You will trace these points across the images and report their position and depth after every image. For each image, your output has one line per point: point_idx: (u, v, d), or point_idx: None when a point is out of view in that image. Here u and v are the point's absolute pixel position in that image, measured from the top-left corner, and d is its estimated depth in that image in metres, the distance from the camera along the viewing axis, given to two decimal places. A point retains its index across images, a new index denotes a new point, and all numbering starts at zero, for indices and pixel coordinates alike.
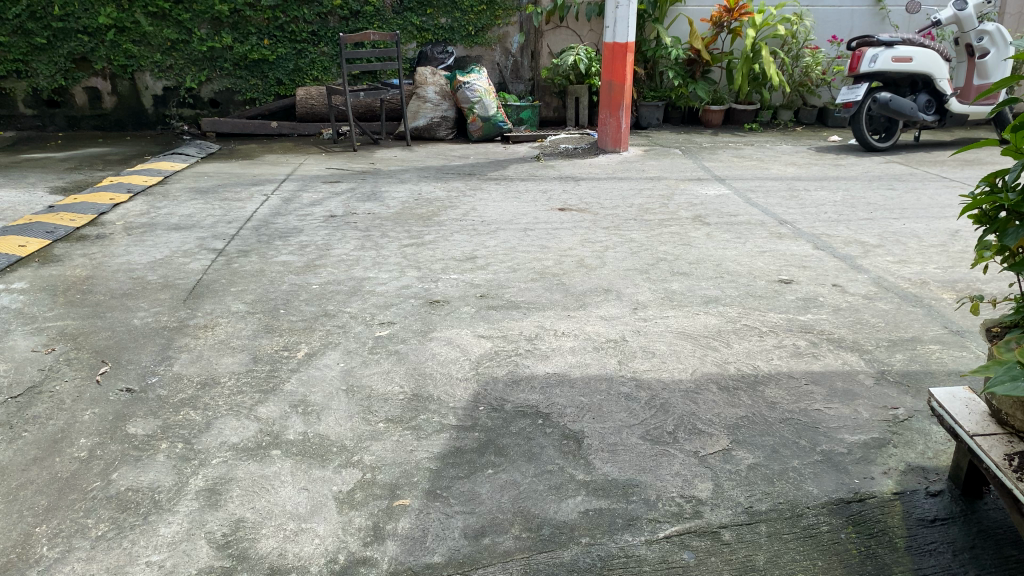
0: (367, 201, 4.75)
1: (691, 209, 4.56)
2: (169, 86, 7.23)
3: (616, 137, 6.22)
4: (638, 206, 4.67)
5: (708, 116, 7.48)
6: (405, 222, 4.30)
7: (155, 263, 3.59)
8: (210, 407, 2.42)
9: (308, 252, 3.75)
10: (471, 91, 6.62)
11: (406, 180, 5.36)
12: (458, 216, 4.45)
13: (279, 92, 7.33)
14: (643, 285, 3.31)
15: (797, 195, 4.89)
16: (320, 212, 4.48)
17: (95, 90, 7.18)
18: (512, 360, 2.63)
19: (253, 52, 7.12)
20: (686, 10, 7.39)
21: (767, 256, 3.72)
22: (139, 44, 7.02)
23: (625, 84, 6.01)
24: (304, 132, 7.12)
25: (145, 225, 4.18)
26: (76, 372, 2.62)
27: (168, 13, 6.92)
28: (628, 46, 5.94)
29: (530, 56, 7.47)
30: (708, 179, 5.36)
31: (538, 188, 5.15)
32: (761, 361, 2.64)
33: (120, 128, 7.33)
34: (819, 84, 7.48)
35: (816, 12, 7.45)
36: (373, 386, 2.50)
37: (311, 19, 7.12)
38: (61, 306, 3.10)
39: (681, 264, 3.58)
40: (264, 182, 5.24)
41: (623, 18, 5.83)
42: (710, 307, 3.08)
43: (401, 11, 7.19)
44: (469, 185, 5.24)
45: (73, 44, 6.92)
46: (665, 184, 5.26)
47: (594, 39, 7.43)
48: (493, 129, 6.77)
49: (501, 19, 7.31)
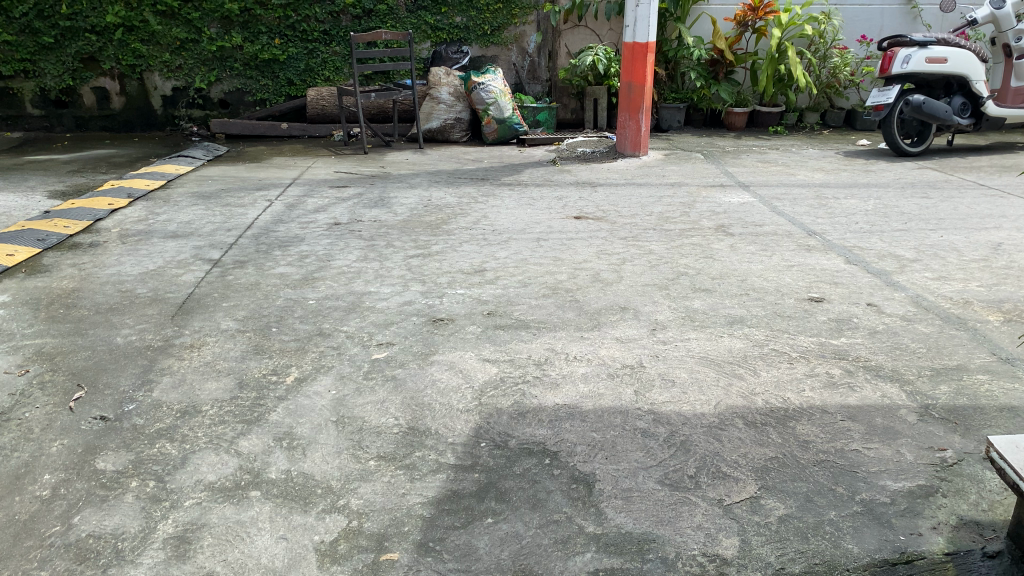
0: (374, 207, 4.56)
1: (713, 218, 4.33)
2: (178, 87, 7.06)
3: (635, 140, 5.98)
4: (658, 214, 4.44)
5: (731, 118, 7.19)
6: (412, 230, 4.10)
7: (146, 274, 3.40)
8: (187, 439, 2.22)
9: (307, 264, 3.55)
10: (486, 93, 6.41)
11: (417, 185, 5.16)
12: (468, 224, 4.24)
13: (290, 93, 7.14)
14: (663, 303, 3.09)
15: (826, 204, 4.64)
16: (324, 219, 4.28)
17: (104, 90, 7.03)
18: (518, 389, 2.41)
19: (263, 52, 6.95)
20: (709, 8, 7.14)
21: (796, 271, 3.48)
22: (147, 44, 6.87)
23: (645, 85, 5.78)
24: (315, 133, 6.94)
25: (141, 233, 4.01)
26: (49, 398, 2.43)
27: (177, 11, 6.77)
28: (649, 46, 5.70)
29: (548, 56, 7.25)
30: (732, 186, 5.11)
31: (553, 194, 4.92)
32: (792, 393, 2.40)
33: (129, 129, 7.18)
34: (847, 86, 7.19)
35: (845, 10, 7.16)
36: (366, 417, 2.30)
37: (322, 18, 6.92)
38: (41, 322, 2.91)
39: (704, 279, 3.36)
40: (269, 187, 5.05)
41: (643, 17, 5.60)
42: (734, 328, 2.85)
43: (414, 10, 7.00)
44: (481, 190, 5.03)
45: (81, 43, 6.79)
46: (686, 190, 5.02)
47: (613, 38, 7.21)
48: (508, 131, 6.57)
49: (518, 18, 7.10)
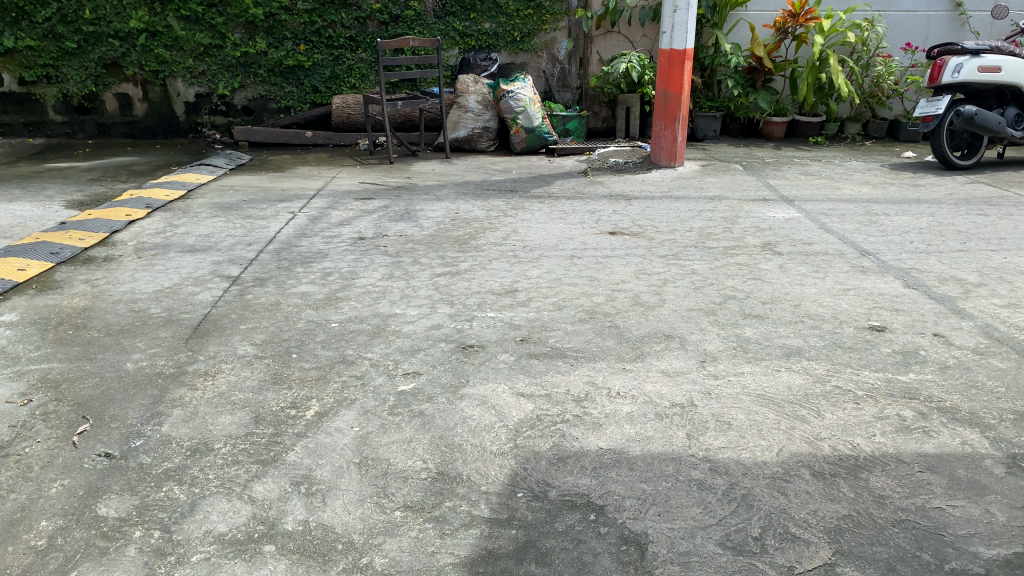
0: (400, 220, 4.37)
1: (758, 235, 4.11)
2: (201, 93, 6.94)
3: (671, 151, 5.76)
4: (699, 230, 4.21)
5: (768, 128, 6.95)
6: (440, 246, 3.91)
7: (161, 292, 3.23)
8: (198, 482, 2.03)
9: (330, 282, 3.37)
10: (516, 101, 6.21)
11: (444, 197, 4.97)
12: (498, 239, 4.04)
13: (315, 100, 6.99)
14: (711, 331, 2.87)
15: (875, 221, 4.39)
16: (348, 233, 4.10)
17: (127, 96, 6.92)
18: (558, 430, 2.19)
19: (288, 58, 6.80)
20: (747, 14, 6.89)
21: (851, 295, 3.25)
22: (171, 49, 6.75)
23: (682, 94, 5.56)
24: (340, 142, 6.80)
25: (158, 247, 3.84)
26: (52, 431, 2.25)
27: (201, 16, 6.65)
28: (686, 53, 5.48)
29: (579, 63, 7.04)
30: (775, 200, 4.87)
31: (587, 207, 4.71)
32: (861, 439, 2.18)
33: (151, 136, 7.05)
34: (890, 95, 6.92)
35: (888, 17, 6.91)
36: (391, 460, 2.10)
37: (349, 24, 6.76)
38: (49, 345, 2.74)
39: (753, 304, 3.14)
40: (292, 198, 4.89)
41: (681, 23, 5.39)
42: (789, 362, 2.63)
43: (443, 16, 6.82)
44: (511, 203, 4.83)
45: (104, 49, 6.68)
46: (727, 204, 4.78)
47: (647, 45, 6.99)
48: (537, 140, 6.37)
49: (548, 24, 6.90)
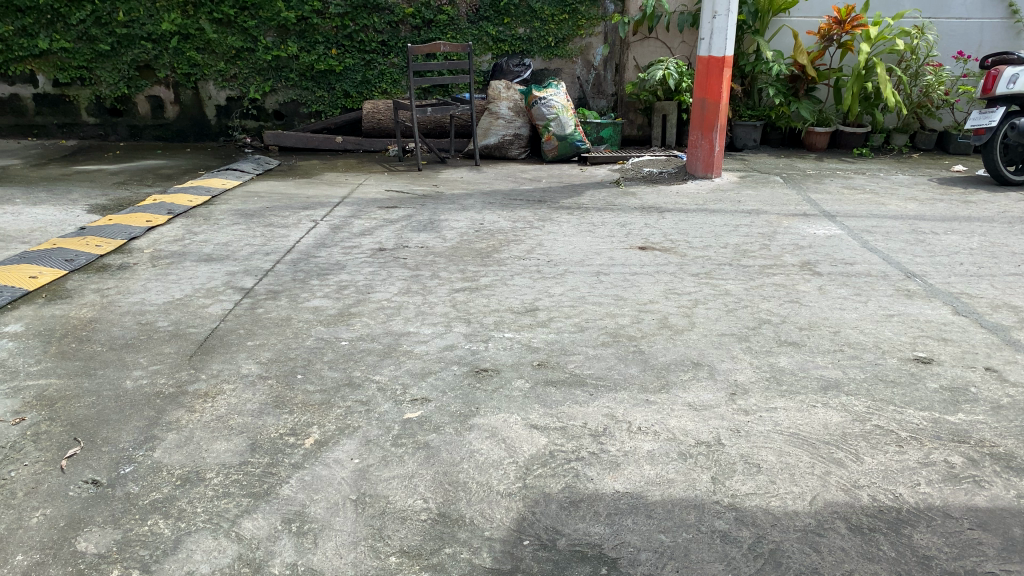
0: (422, 231, 4.25)
1: (797, 253, 3.91)
2: (232, 97, 6.90)
3: (707, 161, 5.55)
4: (734, 246, 4.02)
5: (811, 138, 6.70)
6: (461, 259, 3.77)
7: (171, 304, 3.13)
8: (185, 516, 1.91)
9: (345, 296, 3.25)
10: (548, 107, 6.06)
11: (471, 206, 4.84)
12: (523, 253, 3.89)
13: (346, 105, 6.91)
14: (744, 360, 2.69)
15: (922, 240, 4.16)
16: (368, 244, 3.98)
17: (158, 99, 6.91)
18: (571, 470, 2.03)
19: (320, 62, 6.73)
20: (791, 21, 6.66)
21: (895, 322, 3.04)
22: (203, 52, 6.73)
23: (720, 102, 5.36)
24: (369, 148, 6.67)
25: (174, 256, 3.76)
26: (41, 454, 2.15)
27: (233, 19, 6.61)
28: (725, 60, 5.28)
29: (614, 69, 6.87)
30: (816, 215, 4.66)
31: (617, 220, 4.54)
32: (904, 488, 1.98)
33: (182, 139, 7.03)
34: (940, 105, 6.64)
35: (939, 25, 6.63)
36: (390, 497, 1.95)
37: (381, 28, 6.68)
38: (50, 359, 2.65)
39: (789, 330, 2.95)
40: (315, 205, 4.79)
41: (720, 29, 5.20)
42: (826, 397, 2.44)
43: (476, 21, 6.69)
44: (539, 214, 4.68)
45: (137, 51, 6.68)
46: (765, 218, 4.58)
47: (686, 51, 6.78)
48: (569, 148, 6.21)
49: (583, 30, 6.75)
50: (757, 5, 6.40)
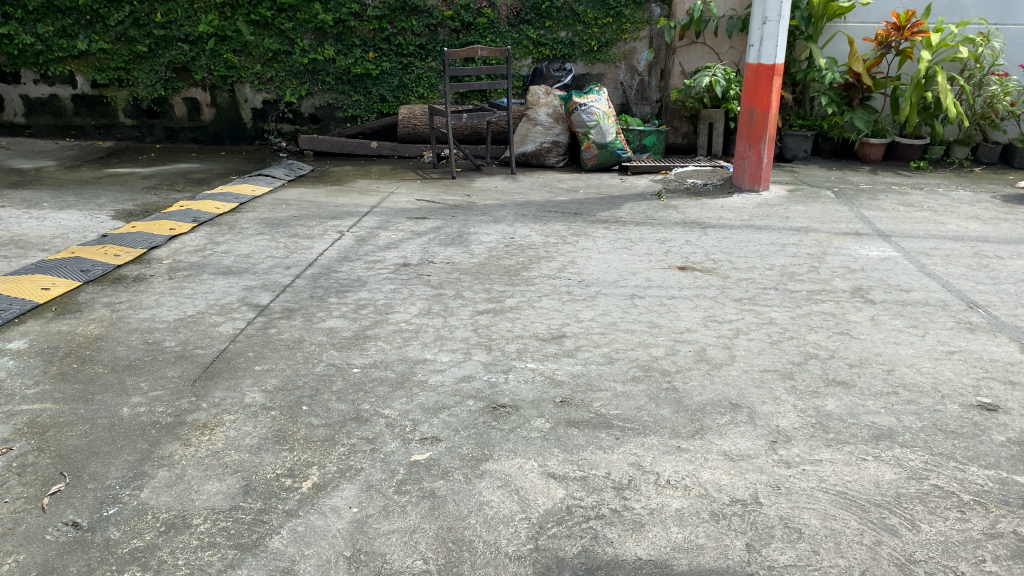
0: (450, 245, 4.08)
1: (848, 277, 3.65)
2: (268, 99, 6.81)
3: (755, 174, 5.31)
4: (780, 268, 3.78)
5: (865, 150, 6.39)
6: (488, 277, 3.59)
7: (182, 322, 3.00)
8: (164, 569, 1.74)
9: (362, 316, 3.08)
10: (588, 114, 5.85)
11: (503, 219, 4.65)
12: (553, 271, 3.69)
13: (382, 109, 6.78)
14: (787, 402, 2.46)
15: (985, 265, 3.87)
16: (393, 258, 3.82)
17: (195, 101, 6.85)
18: (590, 530, 1.83)
19: (356, 65, 6.61)
20: (846, 26, 6.36)
21: (956, 360, 2.79)
22: (240, 54, 6.65)
23: (769, 112, 5.11)
24: (404, 153, 6.54)
25: (193, 267, 3.63)
26: (23, 489, 2.01)
27: (270, 21, 6.52)
28: (776, 69, 5.03)
29: (659, 75, 6.63)
30: (869, 235, 4.39)
31: (655, 236, 4.32)
32: (967, 565, 1.74)
33: (218, 142, 6.97)
34: (1005, 116, 6.28)
35: (1006, 32, 6.25)
36: (388, 555, 1.77)
37: (419, 32, 6.53)
38: (48, 381, 2.53)
39: (838, 367, 2.72)
40: (343, 215, 4.65)
41: (771, 36, 4.95)
42: (878, 449, 2.20)
43: (516, 24, 6.51)
44: (574, 228, 4.48)
45: (174, 53, 6.63)
46: (814, 237, 4.32)
47: (734, 57, 6.52)
48: (610, 156, 5.99)
49: (628, 34, 6.52)
50: (811, 9, 6.12)
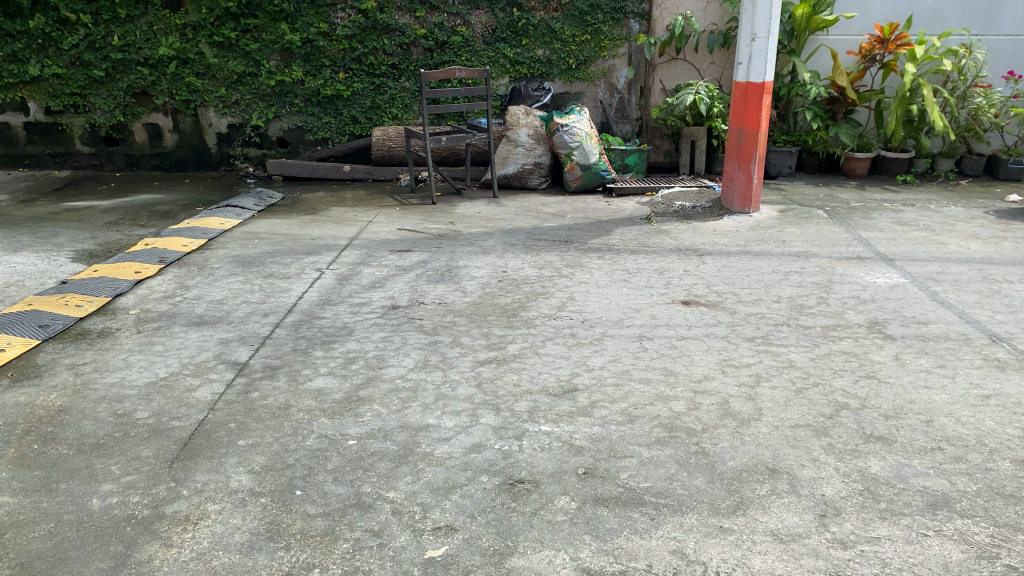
0: (439, 282, 3.83)
1: (862, 309, 3.48)
2: (234, 123, 6.51)
3: (745, 195, 5.13)
4: (789, 300, 3.60)
5: (850, 164, 6.27)
6: (485, 318, 3.35)
7: (155, 386, 2.72)
8: None
9: (353, 372, 2.83)
10: (570, 135, 5.66)
11: (491, 249, 4.42)
12: (552, 310, 3.47)
13: (354, 131, 6.51)
14: (829, 465, 2.26)
15: (997, 290, 3.73)
16: (379, 300, 3.56)
17: (156, 127, 6.53)
18: None
19: (326, 87, 6.34)
20: (828, 40, 6.24)
21: (995, 405, 2.61)
22: (203, 77, 6.36)
23: (759, 131, 4.95)
24: (379, 176, 6.30)
25: (162, 318, 3.35)
26: None
27: (235, 43, 6.24)
28: (765, 87, 4.87)
29: (639, 93, 6.47)
30: (872, 259, 4.23)
31: (653, 266, 4.11)
32: None
33: (181, 169, 6.65)
34: (989, 128, 6.21)
35: (987, 43, 6.19)
36: None
37: (391, 51, 6.29)
38: (4, 467, 2.24)
39: (873, 418, 2.53)
40: (320, 249, 4.38)
41: (759, 53, 4.80)
42: (937, 521, 2.01)
43: (492, 42, 6.30)
44: (567, 258, 4.26)
45: (133, 77, 6.31)
46: (816, 263, 4.16)
47: (715, 73, 6.38)
48: (593, 178, 5.80)
49: (606, 51, 6.34)
50: (794, 23, 5.99)
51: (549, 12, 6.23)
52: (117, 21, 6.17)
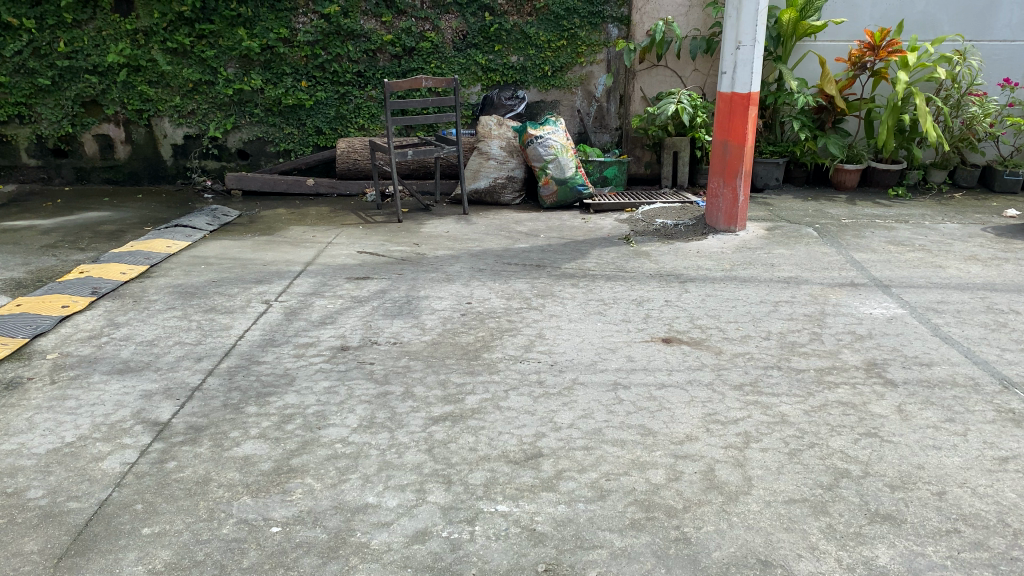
0: (397, 316, 3.49)
1: (858, 349, 3.17)
2: (190, 135, 6.14)
3: (731, 213, 4.82)
4: (779, 337, 3.29)
5: (840, 176, 5.97)
6: (443, 362, 3.01)
7: (58, 454, 2.37)
8: None
9: (288, 434, 2.49)
10: (545, 147, 5.35)
11: (456, 277, 4.08)
12: (519, 350, 3.14)
13: (318, 142, 6.16)
14: (831, 555, 1.94)
15: (1003, 323, 3.43)
16: (328, 340, 3.22)
17: (107, 138, 6.14)
18: None
19: (287, 96, 5.99)
20: (816, 46, 5.95)
21: (1015, 472, 2.30)
22: (156, 86, 5.99)
23: (745, 145, 4.64)
24: (344, 191, 5.96)
25: (82, 364, 2.99)
26: None
27: (190, 49, 5.87)
28: (750, 98, 4.56)
29: (619, 101, 6.15)
30: (866, 286, 3.94)
31: (631, 295, 3.79)
32: None
33: (135, 183, 6.27)
34: (984, 138, 5.93)
35: (982, 49, 5.91)
36: None
37: (356, 58, 5.95)
38: None
39: (878, 489, 2.22)
40: (271, 277, 4.03)
41: (744, 62, 4.49)
42: None
43: (463, 48, 5.97)
44: (538, 286, 3.94)
45: (81, 85, 5.93)
46: (807, 291, 3.86)
47: (699, 81, 6.07)
48: (570, 193, 5.47)
49: (584, 57, 6.01)
50: (781, 28, 5.69)
51: (523, 17, 5.91)
52: (62, 26, 5.79)
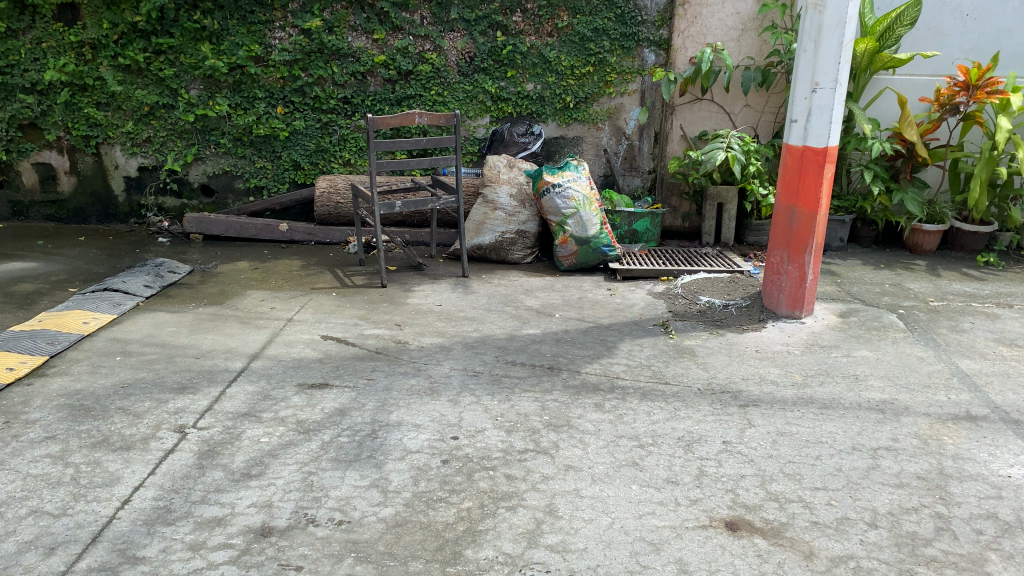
0: (353, 464, 2.52)
1: (1015, 557, 2.16)
2: (145, 166, 5.22)
3: (796, 295, 3.83)
4: (893, 527, 2.28)
5: (917, 238, 4.98)
6: (404, 570, 2.03)
7: None
8: None
9: None
10: (563, 199, 4.41)
11: (443, 386, 3.10)
12: (518, 544, 2.15)
13: (296, 179, 5.23)
14: None
15: None
16: (245, 513, 2.25)
17: (49, 168, 5.24)
18: None
19: (260, 124, 5.06)
20: (893, 81, 4.98)
21: None
22: (106, 108, 5.08)
23: (818, 214, 3.65)
24: (323, 239, 5.03)
25: None
26: None
27: (145, 66, 4.96)
28: (828, 154, 3.57)
29: (653, 139, 5.17)
30: (990, 421, 2.93)
31: (675, 431, 2.79)
32: None
33: (81, 221, 5.35)
34: None
35: None
36: None
37: (342, 81, 5.01)
38: None
39: None
40: (200, 380, 3.08)
41: (821, 109, 3.51)
42: None
43: (470, 73, 5.03)
44: (550, 407, 2.95)
45: (17, 106, 5.03)
46: (911, 428, 2.86)
47: (749, 118, 5.08)
48: (592, 254, 4.48)
49: (613, 86, 5.05)
50: (854, 60, 4.70)
51: (542, 38, 4.96)
52: None
